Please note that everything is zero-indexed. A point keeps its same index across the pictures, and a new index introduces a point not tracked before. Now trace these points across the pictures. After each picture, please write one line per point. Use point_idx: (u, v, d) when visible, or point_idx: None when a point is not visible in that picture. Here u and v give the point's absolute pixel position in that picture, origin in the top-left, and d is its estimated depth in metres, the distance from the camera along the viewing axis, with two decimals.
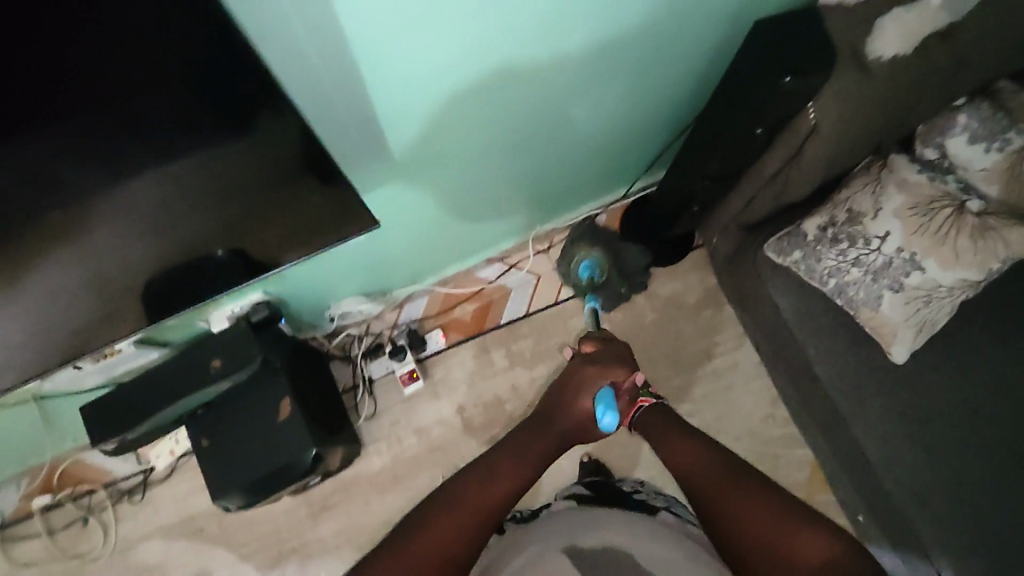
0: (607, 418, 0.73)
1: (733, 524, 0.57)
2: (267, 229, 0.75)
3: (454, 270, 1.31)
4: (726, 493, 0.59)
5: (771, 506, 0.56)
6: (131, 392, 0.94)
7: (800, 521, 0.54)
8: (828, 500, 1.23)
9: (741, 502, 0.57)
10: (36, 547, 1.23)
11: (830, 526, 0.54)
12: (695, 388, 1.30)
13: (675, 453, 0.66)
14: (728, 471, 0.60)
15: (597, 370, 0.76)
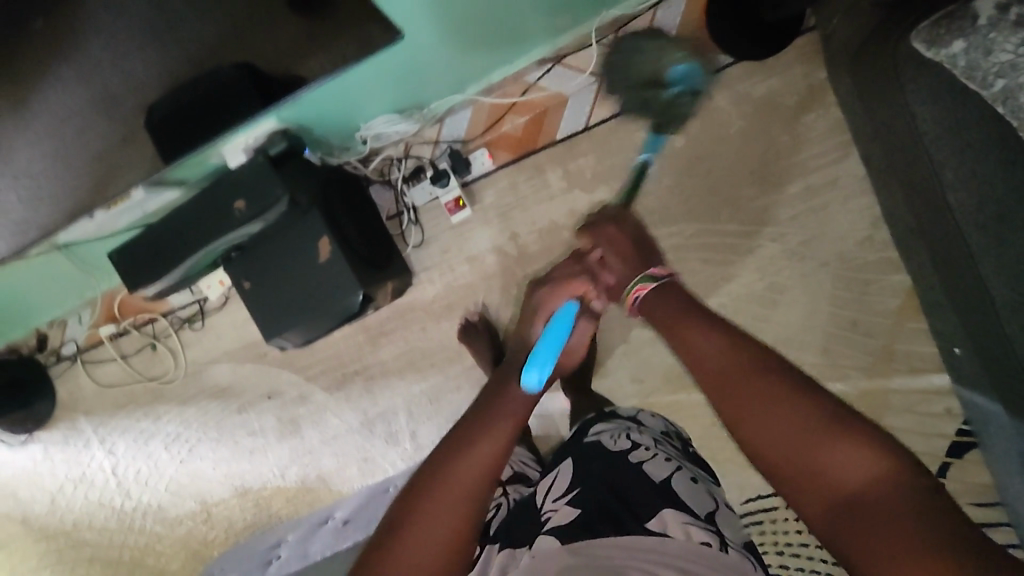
0: (532, 375, 0.66)
1: (768, 458, 0.53)
2: (249, 48, 0.74)
3: (502, 74, 1.11)
4: (760, 417, 0.55)
5: (801, 409, 0.53)
6: (157, 236, 0.86)
7: (833, 432, 0.51)
8: (920, 328, 1.11)
9: (757, 392, 0.56)
10: (116, 370, 1.29)
11: (874, 441, 0.49)
12: (783, 208, 1.13)
13: (679, 342, 0.65)
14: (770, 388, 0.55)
15: (548, 293, 0.77)
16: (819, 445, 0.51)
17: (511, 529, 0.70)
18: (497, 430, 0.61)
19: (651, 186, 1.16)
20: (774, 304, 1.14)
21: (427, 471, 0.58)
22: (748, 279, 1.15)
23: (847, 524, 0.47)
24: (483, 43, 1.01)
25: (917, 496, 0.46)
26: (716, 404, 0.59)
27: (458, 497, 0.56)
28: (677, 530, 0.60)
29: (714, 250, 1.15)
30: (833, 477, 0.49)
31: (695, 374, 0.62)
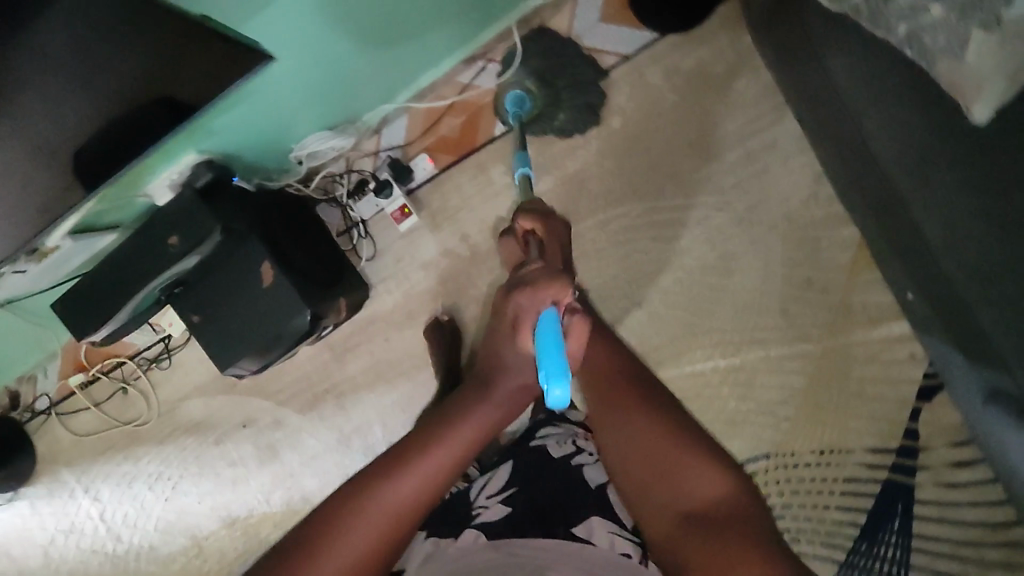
0: (556, 390, 0.65)
1: (639, 463, 0.75)
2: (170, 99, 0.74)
3: (429, 77, 1.12)
4: (688, 477, 0.72)
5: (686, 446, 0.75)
6: (96, 281, 0.87)
7: (702, 451, 0.74)
8: (873, 278, 1.13)
9: (651, 422, 0.78)
10: (91, 418, 1.29)
11: (723, 466, 0.73)
12: (726, 176, 1.13)
13: (609, 423, 0.80)
14: (695, 449, 0.74)
15: (531, 298, 0.76)
16: (670, 435, 0.76)
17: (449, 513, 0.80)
18: (436, 457, 0.74)
19: (591, 172, 1.15)
20: (729, 272, 1.15)
21: (360, 484, 0.71)
22: (700, 252, 1.15)
23: (694, 529, 0.69)
24: (403, 49, 1.01)
25: (747, 515, 0.69)
26: (595, 412, 0.83)
27: (393, 519, 0.70)
28: (602, 538, 0.74)
29: (665, 226, 1.15)
30: (687, 484, 0.72)
31: (602, 431, 0.80)
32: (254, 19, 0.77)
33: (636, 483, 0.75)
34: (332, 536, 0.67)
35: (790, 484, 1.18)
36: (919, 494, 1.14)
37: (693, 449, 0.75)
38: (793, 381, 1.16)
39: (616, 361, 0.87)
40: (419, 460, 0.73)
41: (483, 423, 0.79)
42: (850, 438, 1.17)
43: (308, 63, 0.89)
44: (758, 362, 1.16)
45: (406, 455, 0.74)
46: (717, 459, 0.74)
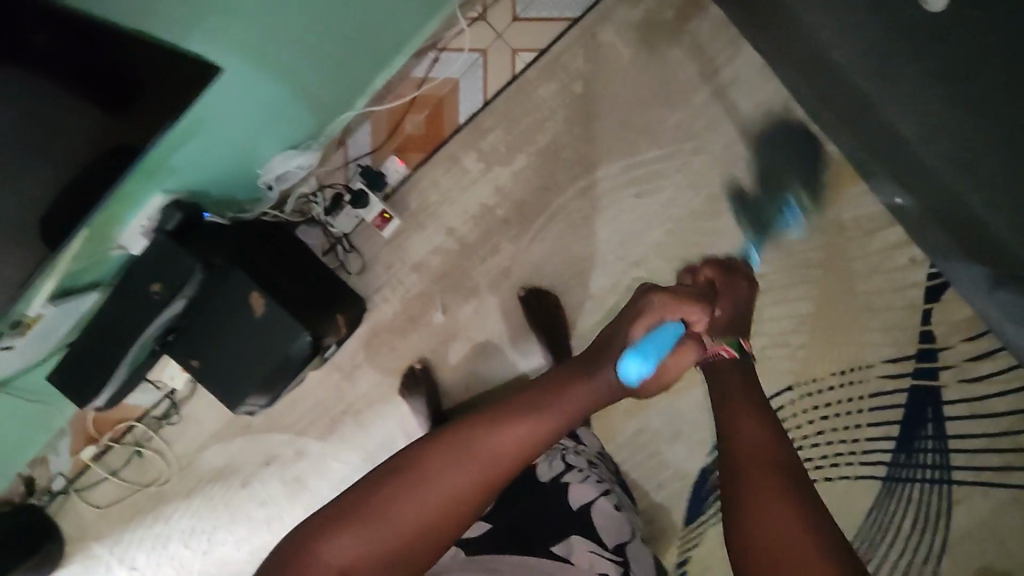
0: (635, 364, 0.71)
1: (741, 491, 0.68)
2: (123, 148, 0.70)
3: (383, 77, 1.10)
4: (760, 476, 0.68)
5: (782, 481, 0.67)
6: (88, 345, 0.84)
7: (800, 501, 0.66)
8: (860, 191, 1.13)
9: (754, 424, 0.73)
10: (111, 488, 1.26)
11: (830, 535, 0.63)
12: (697, 119, 1.12)
13: (721, 373, 0.82)
14: (774, 491, 0.66)
15: (674, 304, 0.81)
16: (761, 492, 0.66)
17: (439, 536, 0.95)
18: (552, 417, 0.76)
19: (563, 140, 1.14)
20: (718, 214, 1.14)
21: (442, 441, 0.72)
22: (684, 199, 1.14)
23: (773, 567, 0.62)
24: (353, 48, 0.98)
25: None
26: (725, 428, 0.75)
27: (482, 484, 0.71)
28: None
29: (646, 180, 1.14)
30: (774, 532, 0.63)
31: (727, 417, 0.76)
32: (197, 37, 0.73)
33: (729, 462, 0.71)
34: (393, 505, 0.68)
35: (820, 410, 1.19)
36: (946, 396, 1.16)
37: (784, 454, 0.70)
38: (802, 308, 1.17)
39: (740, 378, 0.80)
40: (488, 438, 0.72)
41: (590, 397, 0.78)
42: (869, 353, 1.17)
43: (260, 79, 0.87)
44: (763, 296, 1.17)
45: (491, 430, 0.73)
46: (801, 498, 0.66)
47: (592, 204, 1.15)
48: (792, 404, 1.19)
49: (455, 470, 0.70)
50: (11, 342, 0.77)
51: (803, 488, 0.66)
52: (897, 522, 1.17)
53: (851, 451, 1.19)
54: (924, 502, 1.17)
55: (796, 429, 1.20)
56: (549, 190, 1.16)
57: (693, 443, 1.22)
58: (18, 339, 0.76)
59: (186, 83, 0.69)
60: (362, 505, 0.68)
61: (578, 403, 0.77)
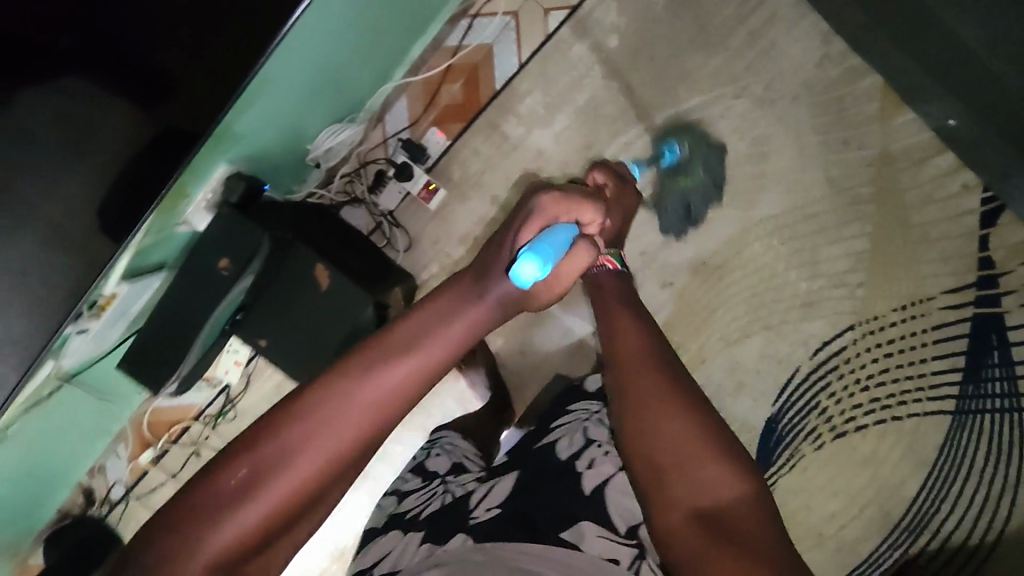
0: (526, 265, 0.61)
1: (658, 441, 0.70)
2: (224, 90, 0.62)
3: (419, 48, 1.10)
4: (666, 436, 0.70)
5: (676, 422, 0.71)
6: (159, 328, 0.82)
7: (708, 449, 0.69)
8: (908, 120, 1.11)
9: (647, 376, 0.75)
10: (170, 493, 1.23)
11: (731, 464, 0.68)
12: (736, 62, 1.11)
13: (622, 329, 0.81)
14: (666, 393, 0.72)
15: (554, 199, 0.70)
16: (702, 460, 0.69)
17: (435, 522, 0.82)
18: (460, 329, 0.63)
19: (603, 96, 1.13)
20: (765, 157, 1.13)
21: (316, 383, 0.58)
22: (731, 145, 1.13)
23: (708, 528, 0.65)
24: (403, 20, 0.97)
25: (764, 527, 0.64)
26: (614, 391, 0.76)
27: (378, 413, 0.58)
28: (589, 543, 0.73)
29: (689, 129, 1.13)
30: (705, 488, 0.67)
31: (625, 360, 0.77)
32: None
33: (636, 401, 0.73)
34: (221, 497, 0.54)
35: (883, 347, 1.17)
36: (1011, 321, 1.13)
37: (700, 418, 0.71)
38: (858, 245, 1.15)
39: (621, 291, 0.88)
40: (310, 413, 0.57)
41: (480, 321, 0.64)
42: (928, 285, 1.15)
43: (322, 46, 0.83)
44: (818, 236, 1.15)
45: (314, 392, 0.57)
46: (713, 442, 0.70)
47: (637, 158, 1.14)
48: (854, 344, 1.17)
49: (270, 473, 0.55)
50: (87, 327, 0.73)
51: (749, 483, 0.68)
52: (972, 455, 1.13)
53: (919, 387, 1.16)
54: (997, 431, 1.12)
55: (860, 369, 1.17)
56: (593, 147, 1.14)
57: (757, 394, 1.19)
58: (98, 323, 0.75)
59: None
60: (174, 521, 0.53)
61: (468, 327, 0.63)
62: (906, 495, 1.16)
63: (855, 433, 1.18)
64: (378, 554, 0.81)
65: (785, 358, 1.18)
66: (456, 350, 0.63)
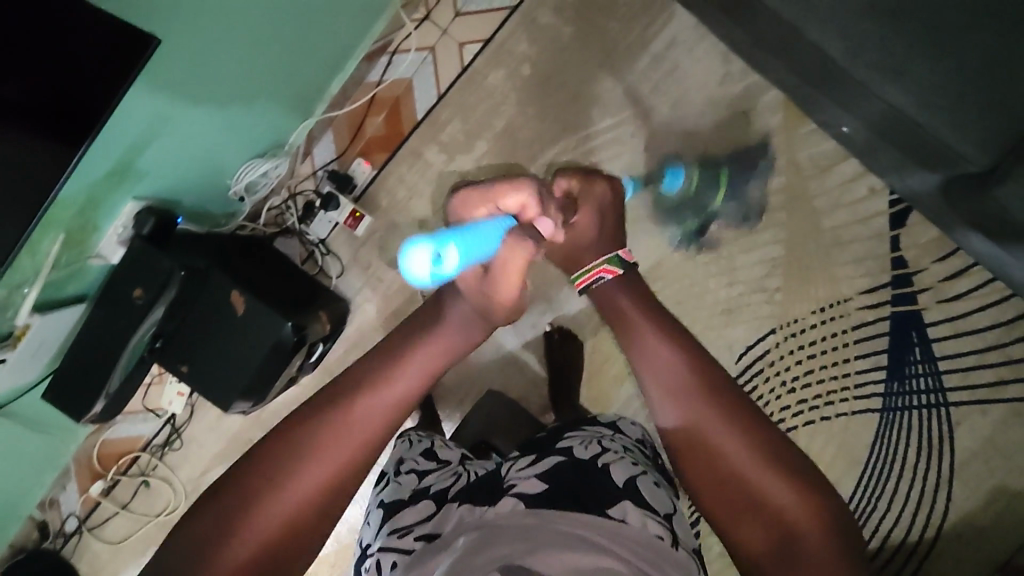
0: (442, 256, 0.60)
1: (715, 474, 0.66)
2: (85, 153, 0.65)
3: (337, 84, 1.15)
4: (714, 444, 0.67)
5: (750, 430, 0.68)
6: (78, 359, 0.86)
7: (776, 457, 0.65)
8: (810, 130, 1.16)
9: (695, 404, 0.69)
10: (122, 523, 1.26)
11: (809, 493, 0.63)
12: (643, 83, 1.17)
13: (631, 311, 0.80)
14: (725, 419, 0.68)
15: (482, 199, 0.68)
16: (761, 470, 0.65)
17: (471, 492, 0.71)
18: (404, 378, 0.71)
19: (519, 121, 1.19)
20: (677, 171, 1.18)
21: (323, 410, 0.66)
22: (644, 161, 1.18)
23: (776, 542, 0.62)
24: (306, 59, 1.02)
25: (835, 545, 0.60)
26: (670, 424, 0.70)
27: (367, 434, 0.66)
28: (636, 518, 0.64)
29: (602, 149, 1.18)
30: (770, 510, 0.63)
31: (666, 395, 0.71)
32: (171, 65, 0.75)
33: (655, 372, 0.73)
34: (367, 406, 0.67)
35: (807, 349, 1.19)
36: (928, 318, 1.17)
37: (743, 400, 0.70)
38: (773, 251, 1.18)
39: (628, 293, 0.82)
40: (422, 359, 0.72)
41: (439, 351, 0.74)
42: (844, 287, 1.18)
43: (224, 86, 0.87)
44: (734, 245, 1.19)
45: (414, 348, 0.73)
46: (788, 476, 0.64)
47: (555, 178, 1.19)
48: (777, 347, 1.19)
49: (376, 398, 0.68)
50: (4, 356, 0.78)
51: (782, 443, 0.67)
52: (903, 452, 1.18)
53: (844, 387, 1.19)
54: (925, 427, 1.17)
55: (786, 373, 1.19)
56: (512, 169, 1.19)
57: None
58: (13, 354, 0.79)
59: (115, 49, 0.61)
60: (299, 437, 0.64)
61: (424, 362, 0.72)
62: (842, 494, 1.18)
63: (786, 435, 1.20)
64: (402, 524, 0.71)
65: None
66: (399, 404, 0.70)
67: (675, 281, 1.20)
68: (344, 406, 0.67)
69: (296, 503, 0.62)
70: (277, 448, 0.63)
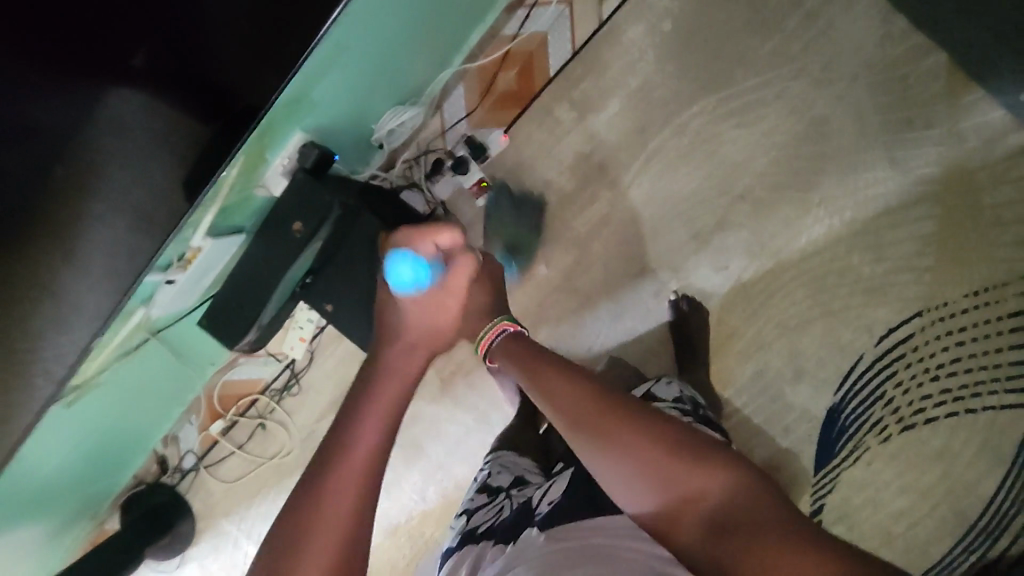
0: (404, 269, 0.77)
1: (647, 486, 0.59)
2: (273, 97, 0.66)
3: (477, 33, 1.16)
4: (674, 473, 0.58)
5: (673, 434, 0.62)
6: (233, 290, 0.88)
7: (706, 447, 0.59)
8: (978, 97, 1.08)
9: (626, 438, 0.62)
10: (237, 463, 1.30)
11: (743, 470, 0.57)
12: (794, 42, 1.12)
13: (553, 390, 0.72)
14: (628, 424, 0.63)
15: (424, 235, 0.77)
16: (675, 461, 0.59)
17: (507, 528, 0.82)
18: (387, 393, 0.68)
19: (656, 79, 1.15)
20: (823, 138, 1.12)
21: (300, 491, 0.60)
22: (788, 125, 1.13)
23: (727, 534, 0.52)
24: (455, 6, 1.01)
25: (786, 521, 0.51)
26: (588, 450, 0.64)
27: (363, 472, 0.61)
28: None
29: (744, 111, 1.13)
30: (703, 490, 0.56)
31: (581, 436, 0.66)
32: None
33: (596, 438, 0.64)
34: (336, 465, 0.60)
35: (954, 335, 1.10)
36: None
37: (719, 482, 0.56)
38: (925, 229, 1.11)
39: (522, 348, 0.82)
40: (385, 387, 0.69)
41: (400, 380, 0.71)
42: (1004, 270, 1.09)
43: (388, 25, 0.87)
44: (882, 218, 1.12)
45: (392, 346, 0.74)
46: (794, 521, 0.51)
47: (690, 141, 1.15)
48: (923, 331, 1.12)
49: (351, 448, 0.62)
50: (175, 276, 0.80)
51: (774, 507, 0.53)
52: None
53: (994, 378, 1.07)
54: None
55: (928, 358, 1.11)
56: (646, 128, 1.16)
57: (817, 381, 1.15)
58: (181, 275, 0.81)
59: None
60: (343, 427, 0.64)
61: (392, 393, 0.69)
62: (983, 493, 1.07)
63: (925, 426, 1.12)
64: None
65: (846, 344, 1.14)
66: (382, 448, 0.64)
67: (813, 254, 1.14)
68: (315, 462, 0.62)
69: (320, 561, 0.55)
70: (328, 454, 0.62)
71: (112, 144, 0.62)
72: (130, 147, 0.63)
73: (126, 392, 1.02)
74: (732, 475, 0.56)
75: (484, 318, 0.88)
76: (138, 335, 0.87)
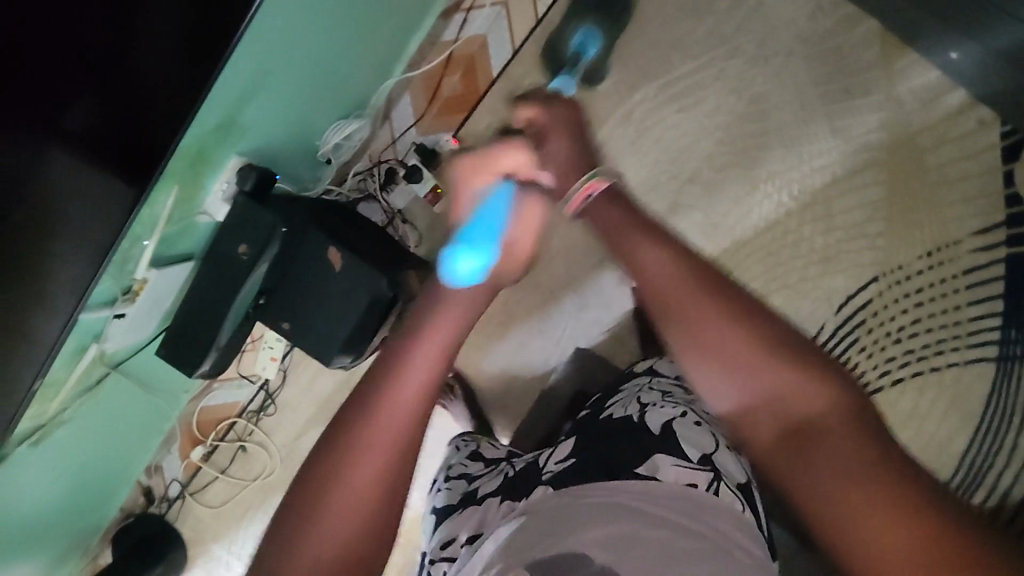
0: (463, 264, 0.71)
1: (746, 389, 0.61)
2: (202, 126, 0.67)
3: (415, 44, 1.18)
4: (762, 370, 0.60)
5: (794, 379, 0.59)
6: (188, 316, 0.89)
7: (832, 392, 0.58)
8: (911, 61, 1.09)
9: (731, 338, 0.62)
10: (222, 488, 1.31)
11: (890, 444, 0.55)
12: (727, 23, 1.13)
13: (644, 264, 0.68)
14: (727, 328, 0.62)
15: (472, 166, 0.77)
16: (790, 383, 0.59)
17: (507, 489, 0.79)
18: (426, 367, 0.64)
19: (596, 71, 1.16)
20: (765, 115, 1.13)
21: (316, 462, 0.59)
22: (729, 106, 1.14)
23: (810, 465, 0.56)
24: (386, 18, 1.02)
25: (914, 511, 0.50)
26: (662, 325, 0.67)
27: (389, 452, 0.60)
28: (667, 472, 0.70)
29: (685, 95, 1.15)
30: (839, 486, 0.53)
31: (669, 315, 0.65)
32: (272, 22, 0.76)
33: (668, 315, 0.66)
34: (354, 441, 0.60)
35: (911, 298, 1.12)
36: None
37: (826, 395, 0.58)
38: (874, 194, 1.12)
39: (621, 219, 0.73)
40: (417, 347, 0.66)
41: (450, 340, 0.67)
42: (952, 228, 1.11)
43: (315, 44, 0.87)
44: (829, 189, 1.13)
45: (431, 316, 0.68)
46: (892, 473, 0.52)
47: (635, 129, 1.16)
48: (881, 295, 1.13)
49: (379, 419, 0.61)
50: (124, 310, 0.81)
51: (854, 439, 0.55)
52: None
53: (954, 335, 1.11)
54: None
55: (889, 322, 1.13)
56: (591, 120, 1.17)
57: None
58: (133, 306, 0.83)
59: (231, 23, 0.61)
60: (381, 372, 0.64)
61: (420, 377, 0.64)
62: (955, 450, 1.10)
63: (891, 389, 1.13)
64: (448, 535, 0.76)
65: (807, 315, 1.15)
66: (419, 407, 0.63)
67: (766, 229, 1.15)
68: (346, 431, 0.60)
69: (332, 533, 0.57)
70: (348, 415, 0.61)
71: (55, 193, 0.62)
72: (69, 191, 0.63)
73: (100, 428, 1.04)
74: (834, 402, 0.57)
75: (571, 175, 0.75)
76: (99, 369, 0.88)
